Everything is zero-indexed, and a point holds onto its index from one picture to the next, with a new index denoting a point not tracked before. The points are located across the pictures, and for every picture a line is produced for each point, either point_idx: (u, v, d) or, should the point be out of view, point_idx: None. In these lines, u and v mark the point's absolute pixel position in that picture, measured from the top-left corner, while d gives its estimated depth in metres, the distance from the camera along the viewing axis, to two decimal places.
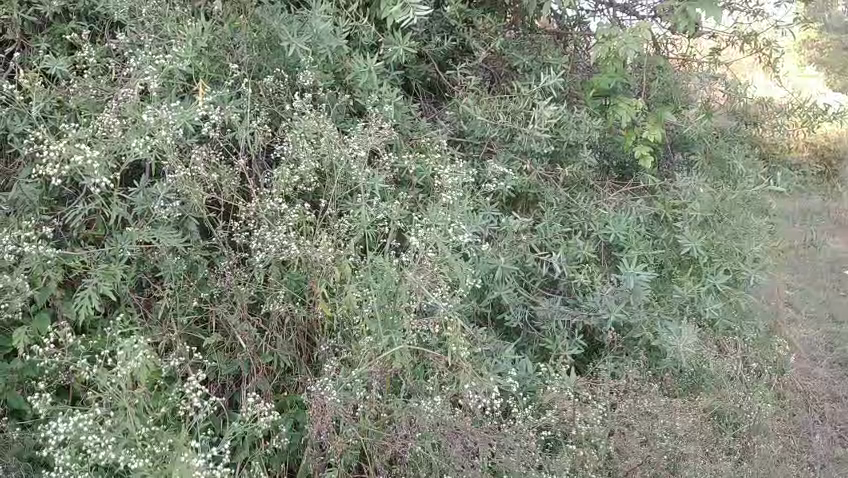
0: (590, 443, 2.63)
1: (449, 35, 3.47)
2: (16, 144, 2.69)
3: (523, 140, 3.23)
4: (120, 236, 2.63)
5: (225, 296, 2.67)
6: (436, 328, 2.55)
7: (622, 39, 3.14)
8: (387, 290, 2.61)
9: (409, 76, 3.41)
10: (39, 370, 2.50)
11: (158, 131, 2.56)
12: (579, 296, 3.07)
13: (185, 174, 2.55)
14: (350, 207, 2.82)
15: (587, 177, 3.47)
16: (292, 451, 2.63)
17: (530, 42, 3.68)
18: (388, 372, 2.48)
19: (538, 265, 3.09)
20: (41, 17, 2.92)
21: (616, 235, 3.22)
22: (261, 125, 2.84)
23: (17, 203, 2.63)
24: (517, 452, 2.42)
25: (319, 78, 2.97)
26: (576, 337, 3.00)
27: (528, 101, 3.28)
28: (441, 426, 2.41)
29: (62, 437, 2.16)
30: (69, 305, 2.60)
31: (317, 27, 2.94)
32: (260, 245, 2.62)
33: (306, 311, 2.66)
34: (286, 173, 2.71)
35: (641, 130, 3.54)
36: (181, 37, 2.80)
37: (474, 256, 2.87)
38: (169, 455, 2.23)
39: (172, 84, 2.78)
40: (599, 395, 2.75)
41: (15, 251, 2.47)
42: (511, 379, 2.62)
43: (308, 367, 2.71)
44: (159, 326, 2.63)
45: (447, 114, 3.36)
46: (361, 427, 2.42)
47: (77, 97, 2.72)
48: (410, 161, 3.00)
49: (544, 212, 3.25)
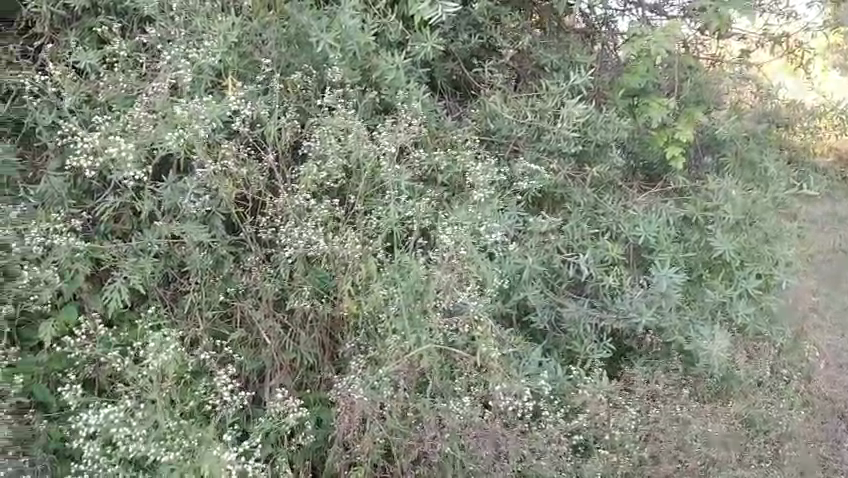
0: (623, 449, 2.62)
1: (475, 33, 3.39)
2: (45, 137, 2.73)
3: (551, 139, 3.21)
4: (150, 231, 2.64)
5: (251, 292, 2.69)
6: (465, 327, 2.55)
7: (651, 37, 3.28)
8: (414, 289, 2.61)
9: (434, 74, 3.37)
10: (69, 361, 2.54)
11: (189, 124, 2.59)
12: (607, 299, 3.02)
13: (216, 168, 2.60)
14: (378, 204, 2.81)
15: (614, 177, 3.38)
16: (315, 449, 2.62)
17: (556, 41, 3.57)
18: (415, 371, 2.50)
19: (564, 265, 3.03)
20: (70, 10, 2.91)
21: (647, 236, 3.17)
22: (290, 121, 2.82)
23: (46, 196, 2.66)
24: (546, 455, 2.46)
25: (347, 74, 2.93)
26: (605, 340, 2.96)
27: (556, 99, 3.24)
28: (469, 426, 2.45)
29: (92, 428, 2.23)
30: (97, 299, 2.62)
31: (347, 22, 2.91)
32: (289, 241, 2.63)
33: (331, 308, 2.69)
34: (313, 169, 2.71)
35: (675, 130, 3.46)
36: (212, 32, 2.80)
37: (501, 255, 2.86)
38: (198, 449, 2.30)
39: (202, 80, 2.76)
40: (631, 397, 2.73)
41: (44, 243, 2.52)
42: (543, 380, 2.59)
43: (331, 364, 2.74)
44: (185, 320, 2.65)
45: (473, 113, 3.31)
46: (389, 426, 2.44)
47: (108, 90, 2.74)
48: (442, 157, 2.97)
49: (571, 212, 3.19)
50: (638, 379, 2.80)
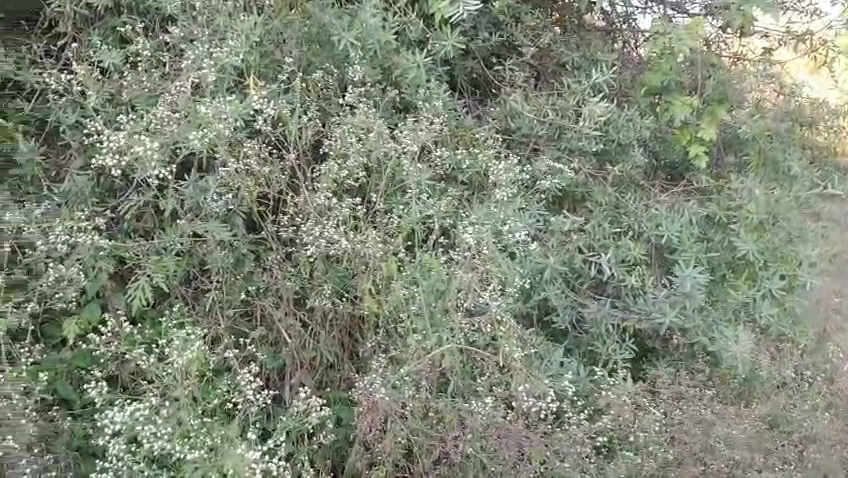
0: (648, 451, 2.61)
1: (496, 31, 3.37)
2: (69, 136, 2.76)
3: (573, 138, 3.19)
4: (172, 230, 2.65)
5: (272, 290, 2.70)
6: (488, 327, 2.55)
7: (674, 35, 3.28)
8: (435, 288, 2.60)
9: (454, 72, 3.35)
10: (93, 359, 2.56)
11: (212, 123, 2.62)
12: (630, 299, 2.99)
13: (238, 167, 2.63)
14: (399, 203, 2.81)
15: (636, 176, 3.35)
16: (335, 448, 2.62)
17: (578, 38, 3.53)
18: (436, 371, 2.49)
19: (586, 265, 3.01)
20: (93, 10, 2.93)
21: (671, 235, 3.14)
22: (311, 120, 2.84)
23: (70, 194, 2.68)
24: (569, 458, 2.44)
25: (368, 73, 2.93)
26: (627, 341, 2.95)
27: (578, 97, 3.23)
28: (492, 427, 2.43)
29: (118, 426, 2.26)
30: (121, 297, 2.65)
31: (369, 21, 2.91)
32: (311, 239, 2.63)
33: (351, 307, 2.69)
34: (334, 168, 2.71)
35: (698, 127, 3.44)
36: (236, 31, 2.81)
37: (522, 255, 2.84)
38: (221, 447, 2.32)
39: (224, 79, 2.78)
40: (657, 399, 2.75)
41: (68, 241, 2.53)
42: (567, 382, 2.59)
43: (350, 363, 2.74)
44: (206, 318, 2.65)
45: (493, 111, 3.29)
46: (411, 426, 2.44)
47: (132, 90, 2.77)
48: (465, 156, 2.96)
49: (593, 211, 3.17)
50: (665, 381, 2.81)
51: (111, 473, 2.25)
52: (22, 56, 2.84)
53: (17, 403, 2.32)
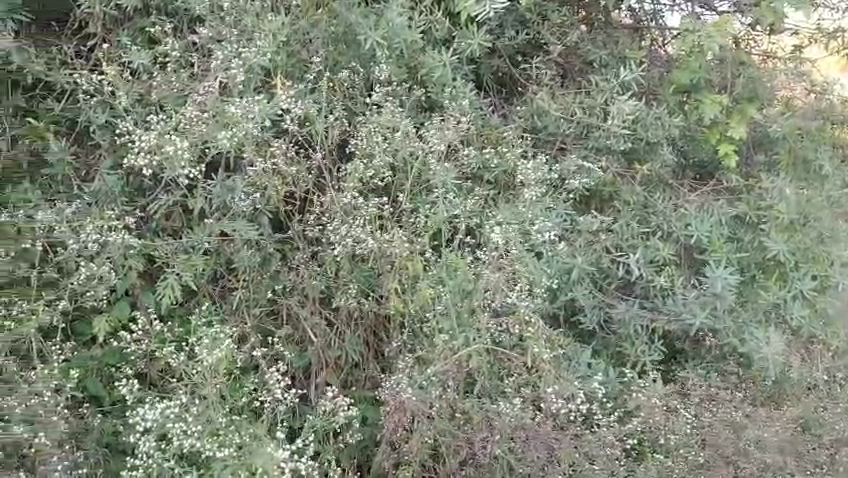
0: (680, 455, 2.58)
1: (523, 29, 3.34)
2: (99, 136, 2.78)
3: (600, 137, 3.17)
4: (200, 229, 2.68)
5: (297, 289, 2.70)
6: (515, 327, 2.53)
7: (702, 33, 3.24)
8: (461, 288, 2.59)
9: (480, 71, 3.33)
10: (124, 357, 2.59)
11: (239, 124, 2.64)
12: (659, 299, 2.96)
13: (265, 167, 2.64)
14: (425, 203, 2.80)
15: (664, 175, 3.30)
16: (361, 447, 2.63)
17: (605, 36, 3.47)
18: (463, 372, 2.49)
19: (613, 265, 2.98)
20: (122, 11, 2.95)
21: (700, 236, 3.09)
22: (338, 120, 2.85)
23: (100, 195, 2.72)
24: (599, 462, 2.42)
25: (395, 72, 2.92)
26: (656, 342, 2.91)
27: (606, 95, 3.20)
28: (520, 428, 2.41)
29: (149, 423, 2.28)
30: (149, 295, 2.67)
31: (394, 20, 2.90)
32: (338, 239, 2.64)
33: (376, 306, 2.69)
34: (360, 168, 2.72)
35: (726, 127, 3.38)
36: (263, 31, 2.82)
37: (549, 254, 2.82)
38: (250, 445, 2.32)
39: (251, 80, 2.80)
40: (687, 401, 2.71)
41: (98, 240, 2.56)
42: (597, 383, 2.58)
43: (376, 363, 2.74)
44: (232, 317, 2.66)
45: (519, 110, 3.26)
46: (437, 427, 2.43)
47: (161, 90, 2.78)
48: (493, 155, 2.94)
49: (621, 211, 3.14)
50: (696, 383, 2.78)
51: (142, 471, 2.27)
52: (52, 57, 2.87)
53: (49, 401, 2.33)
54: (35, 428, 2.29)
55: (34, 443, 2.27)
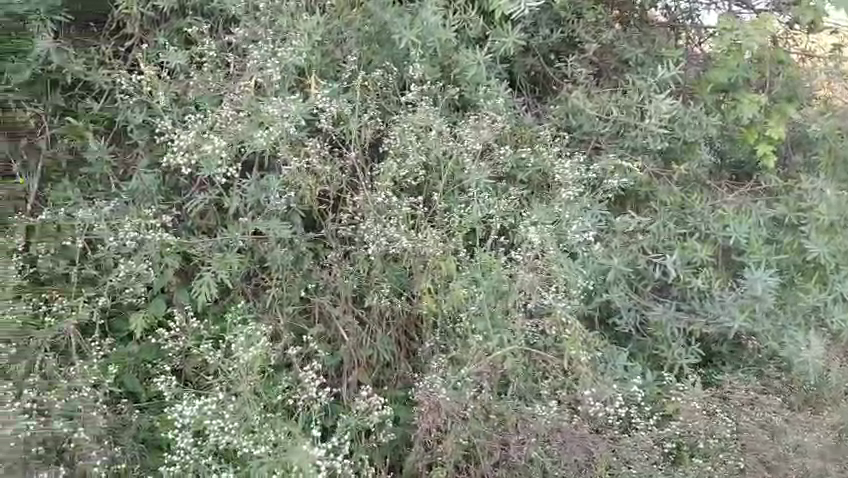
0: (719, 460, 2.53)
1: (557, 28, 3.31)
2: (136, 135, 2.81)
3: (637, 136, 3.12)
4: (234, 228, 2.68)
5: (330, 288, 2.71)
6: (551, 329, 2.51)
7: (739, 33, 3.19)
8: (496, 289, 2.58)
9: (513, 69, 3.30)
10: (161, 354, 2.63)
11: (274, 123, 2.65)
12: (696, 301, 2.92)
13: (300, 165, 2.65)
14: (458, 203, 2.79)
15: (701, 175, 3.24)
16: (392, 447, 2.62)
17: (641, 34, 3.42)
18: (497, 373, 2.47)
19: (649, 267, 2.93)
20: (159, 11, 2.98)
21: (738, 237, 3.02)
22: (371, 120, 2.85)
23: (137, 194, 2.74)
24: (637, 466, 2.39)
25: (428, 72, 2.91)
26: (693, 345, 2.86)
27: (643, 94, 3.14)
28: (556, 430, 2.39)
29: (187, 419, 2.30)
30: (184, 293, 2.69)
31: (428, 20, 2.88)
32: (371, 238, 2.63)
33: (408, 305, 2.69)
34: (393, 167, 2.71)
35: (765, 127, 3.32)
36: (298, 31, 2.83)
37: (584, 255, 2.79)
38: (285, 442, 2.33)
39: (287, 79, 2.81)
40: (727, 405, 2.65)
41: (136, 238, 2.59)
42: (636, 386, 2.56)
43: (407, 363, 2.73)
44: (265, 315, 2.67)
45: (552, 109, 3.23)
46: (472, 428, 2.42)
47: (198, 90, 2.81)
48: (530, 154, 2.93)
49: (657, 211, 3.09)
50: (736, 387, 2.71)
51: (178, 467, 2.29)
52: (90, 57, 2.90)
53: (88, 395, 2.38)
54: (75, 423, 2.34)
55: (73, 438, 2.31)
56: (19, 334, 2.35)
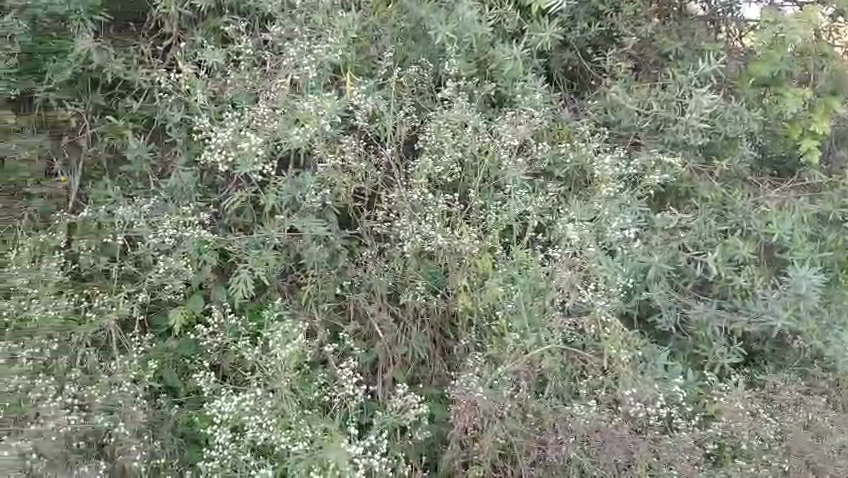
0: (765, 463, 2.45)
1: (595, 21, 3.25)
2: (175, 134, 2.84)
3: (678, 131, 3.04)
4: (271, 225, 2.70)
5: (366, 285, 2.72)
6: (590, 327, 2.49)
7: (785, 28, 3.11)
8: (533, 288, 2.55)
9: (550, 64, 3.25)
10: (199, 350, 2.64)
11: (310, 121, 2.66)
12: (738, 299, 2.84)
13: (336, 163, 2.65)
14: (495, 200, 2.75)
15: (743, 171, 3.16)
16: (428, 445, 2.61)
17: (681, 27, 3.34)
18: (535, 372, 2.44)
19: (690, 265, 2.87)
20: (196, 10, 2.99)
21: (781, 236, 2.93)
22: (407, 116, 2.83)
23: (176, 192, 2.76)
24: (680, 467, 2.31)
25: (464, 68, 2.88)
26: (734, 344, 2.78)
27: (685, 88, 3.07)
28: (596, 430, 2.33)
29: (225, 416, 2.33)
30: (221, 290, 2.71)
31: (463, 15, 2.85)
32: (407, 235, 2.62)
33: (443, 303, 2.67)
34: (428, 164, 2.70)
35: (809, 122, 3.23)
36: (334, 28, 2.83)
37: (624, 253, 2.73)
38: (322, 439, 2.33)
39: (323, 76, 2.81)
40: (769, 406, 2.59)
41: (174, 236, 2.62)
42: (678, 386, 2.50)
43: (442, 361, 2.72)
44: (302, 312, 2.67)
45: (590, 104, 3.18)
46: (509, 427, 2.40)
47: (235, 88, 2.83)
48: (569, 150, 2.90)
49: (698, 208, 3.02)
50: (780, 387, 2.64)
51: (217, 462, 2.32)
52: (129, 57, 2.92)
53: (128, 390, 2.40)
54: (115, 418, 2.36)
55: (113, 433, 2.34)
56: (61, 329, 2.45)
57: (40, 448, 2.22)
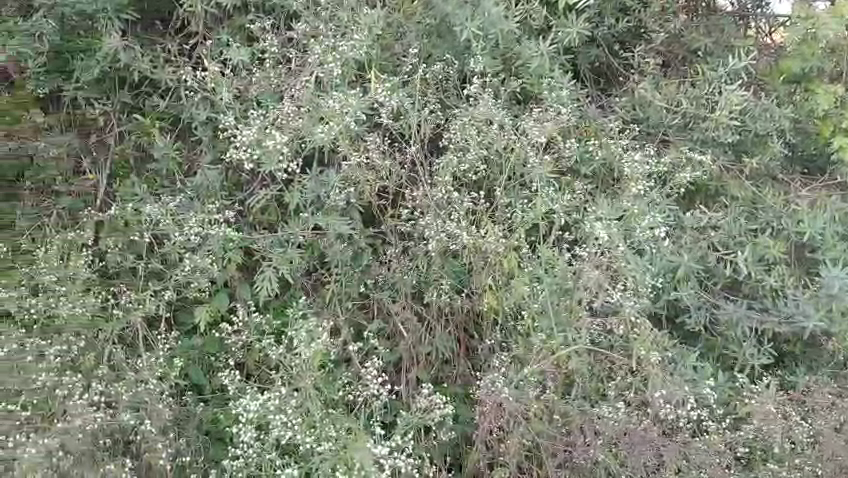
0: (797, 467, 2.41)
1: (623, 17, 3.20)
2: (200, 132, 2.85)
3: (708, 129, 2.99)
4: (295, 223, 2.69)
5: (390, 284, 2.70)
6: (619, 328, 2.44)
7: (819, 20, 3.05)
8: (558, 287, 2.52)
9: (576, 60, 3.18)
10: (224, 347, 2.65)
11: (334, 119, 2.66)
12: (769, 299, 2.76)
13: (359, 161, 2.64)
14: (521, 199, 2.72)
15: (773, 169, 3.09)
16: (452, 445, 2.59)
17: (710, 23, 3.29)
18: (561, 372, 2.42)
19: (721, 265, 2.80)
20: (221, 9, 2.99)
21: (813, 234, 2.85)
22: (431, 114, 2.82)
23: (201, 189, 2.76)
24: (709, 469, 2.29)
25: (489, 64, 2.85)
26: (765, 345, 2.71)
27: (714, 85, 3.02)
28: (625, 433, 2.31)
29: (249, 415, 2.32)
30: (246, 288, 2.70)
31: (489, 12, 2.81)
32: (433, 233, 2.60)
33: (468, 302, 2.65)
34: (453, 162, 2.68)
35: (842, 119, 3.11)
36: (359, 25, 2.83)
37: (653, 253, 2.69)
38: (347, 439, 2.32)
39: (348, 73, 2.80)
40: (802, 409, 2.53)
41: (200, 234, 2.63)
42: (709, 389, 2.46)
43: (466, 360, 2.71)
44: (326, 310, 2.66)
45: (618, 101, 3.13)
46: (534, 427, 2.37)
47: (260, 86, 2.83)
48: (597, 146, 2.88)
49: (729, 206, 2.95)
50: (814, 390, 2.57)
51: (241, 461, 2.32)
52: (156, 56, 2.93)
53: (154, 388, 2.42)
54: (141, 416, 2.37)
55: (140, 430, 2.35)
56: (89, 326, 2.50)
57: (67, 446, 2.23)
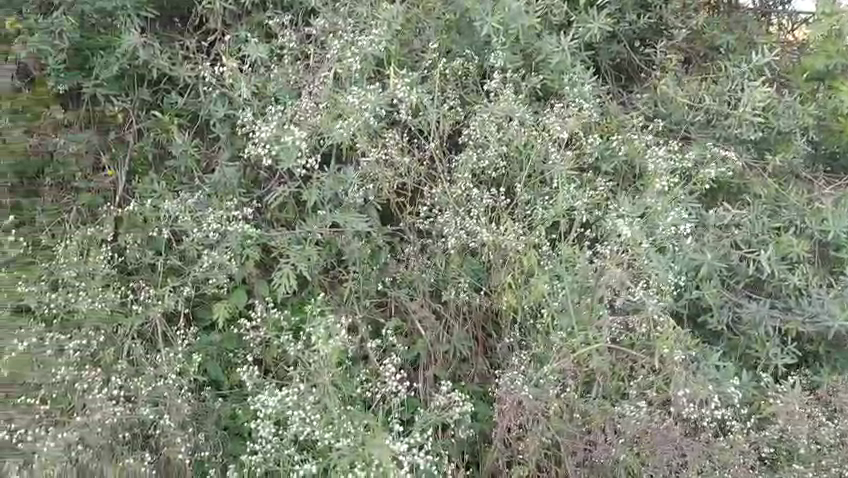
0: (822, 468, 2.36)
1: (644, 12, 3.16)
2: (218, 129, 2.85)
3: (730, 126, 2.95)
4: (313, 220, 2.67)
5: (408, 281, 2.69)
6: (639, 327, 2.42)
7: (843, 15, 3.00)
8: (577, 285, 2.49)
9: (597, 56, 3.14)
10: (242, 344, 2.64)
11: (353, 115, 2.64)
12: (792, 299, 2.72)
13: (378, 157, 2.63)
14: (540, 196, 2.69)
15: (797, 167, 3.04)
16: (470, 443, 2.57)
17: (731, 20, 3.27)
18: (582, 371, 2.39)
19: (744, 263, 2.76)
20: (240, 6, 2.98)
21: (837, 232, 2.79)
22: (450, 111, 2.80)
23: (219, 185, 2.76)
24: (733, 469, 2.26)
25: (509, 60, 2.82)
26: (788, 345, 2.67)
27: (738, 81, 2.97)
28: (647, 432, 2.27)
29: (268, 410, 2.32)
30: (264, 284, 2.69)
31: (510, 6, 2.77)
32: (452, 230, 2.60)
33: (486, 300, 2.63)
34: (473, 158, 2.66)
35: None
36: (379, 20, 2.82)
37: (677, 251, 2.64)
38: (365, 436, 2.30)
39: (367, 69, 2.79)
40: (827, 409, 2.49)
41: (218, 230, 2.63)
42: (733, 388, 2.42)
43: (485, 359, 2.68)
44: (344, 307, 2.64)
45: (639, 97, 3.09)
46: (553, 426, 2.35)
47: (278, 83, 2.82)
48: (619, 141, 2.84)
49: (752, 204, 2.91)
50: (841, 390, 2.50)
51: (260, 456, 2.31)
52: (175, 53, 2.94)
53: (173, 383, 2.41)
54: (160, 411, 2.38)
55: (159, 425, 2.37)
56: (108, 321, 2.50)
57: (85, 439, 2.25)
